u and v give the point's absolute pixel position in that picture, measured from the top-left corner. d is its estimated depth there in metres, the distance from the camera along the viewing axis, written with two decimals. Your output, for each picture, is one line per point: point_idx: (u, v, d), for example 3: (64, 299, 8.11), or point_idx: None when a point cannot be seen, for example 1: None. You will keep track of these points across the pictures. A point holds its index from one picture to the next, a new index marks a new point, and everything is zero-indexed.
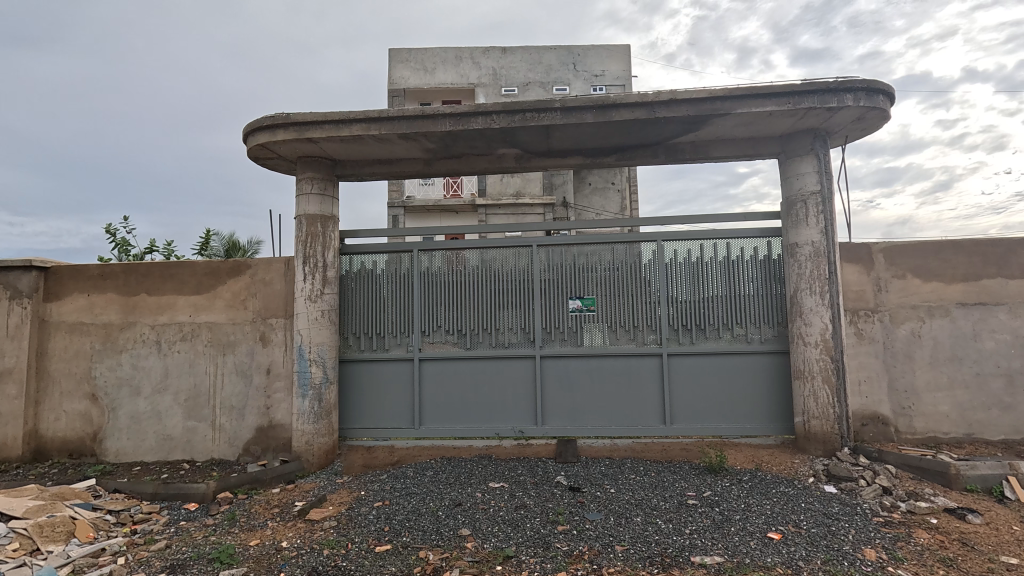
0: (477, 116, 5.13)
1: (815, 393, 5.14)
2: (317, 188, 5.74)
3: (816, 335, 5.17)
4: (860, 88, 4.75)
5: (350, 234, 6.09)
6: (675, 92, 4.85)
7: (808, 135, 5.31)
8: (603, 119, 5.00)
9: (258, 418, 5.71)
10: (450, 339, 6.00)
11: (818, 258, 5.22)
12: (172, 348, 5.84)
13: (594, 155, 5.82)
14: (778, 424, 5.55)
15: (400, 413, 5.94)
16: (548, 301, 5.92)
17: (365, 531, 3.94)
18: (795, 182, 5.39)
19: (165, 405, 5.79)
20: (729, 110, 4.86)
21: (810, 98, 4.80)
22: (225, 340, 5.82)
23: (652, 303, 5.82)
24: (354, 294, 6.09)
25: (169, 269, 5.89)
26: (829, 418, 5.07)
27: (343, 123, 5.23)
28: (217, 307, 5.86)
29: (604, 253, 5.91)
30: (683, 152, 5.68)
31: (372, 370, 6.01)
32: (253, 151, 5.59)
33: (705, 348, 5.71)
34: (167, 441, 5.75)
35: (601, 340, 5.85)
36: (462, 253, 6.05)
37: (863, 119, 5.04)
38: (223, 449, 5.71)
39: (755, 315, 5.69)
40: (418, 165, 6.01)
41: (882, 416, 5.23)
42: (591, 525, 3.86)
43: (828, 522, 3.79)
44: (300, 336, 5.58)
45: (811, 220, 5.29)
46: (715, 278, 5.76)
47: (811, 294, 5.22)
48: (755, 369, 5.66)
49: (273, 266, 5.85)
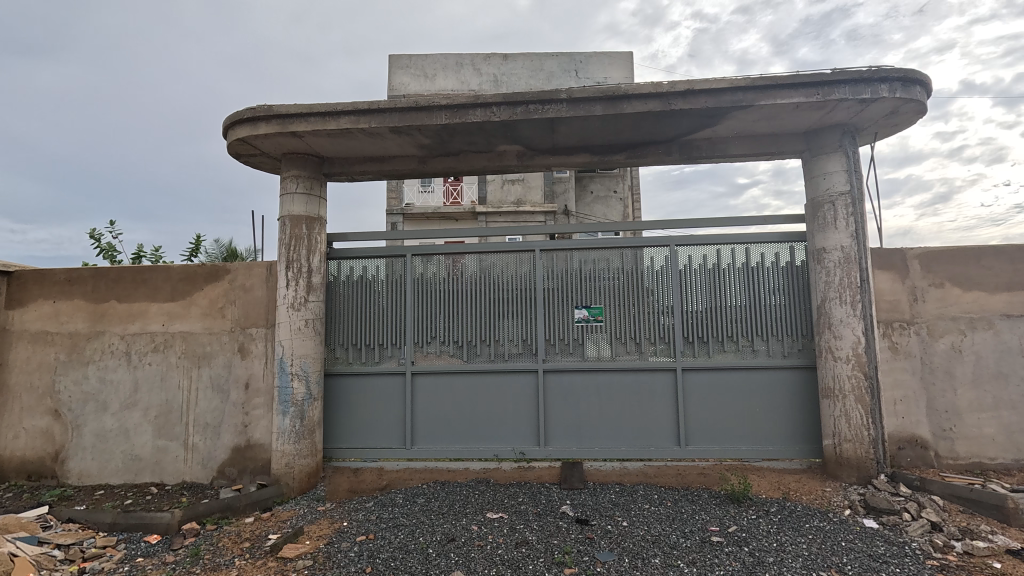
0: (476, 108, 4.70)
1: (848, 413, 4.65)
2: (302, 188, 5.31)
3: (847, 348, 4.70)
4: (896, 78, 4.31)
5: (339, 237, 5.66)
6: (693, 81, 4.41)
7: (835, 131, 4.88)
8: (613, 112, 4.58)
9: (234, 437, 5.23)
10: (446, 350, 5.53)
11: (849, 264, 4.76)
12: (143, 360, 5.37)
13: (601, 153, 5.40)
14: (804, 446, 5.07)
15: (389, 433, 5.46)
16: (551, 311, 5.45)
17: (344, 573, 3.45)
18: (822, 182, 4.94)
19: (134, 422, 5.31)
20: (751, 102, 4.43)
21: (841, 88, 4.36)
22: (201, 352, 5.35)
23: (663, 314, 5.36)
24: (343, 302, 5.64)
25: (141, 274, 5.43)
26: (863, 442, 4.58)
27: (330, 116, 4.80)
28: (192, 315, 5.39)
29: (612, 259, 5.45)
30: (699, 149, 5.26)
31: (360, 384, 5.54)
32: (233, 146, 5.17)
33: (723, 362, 5.24)
34: (134, 462, 5.26)
35: (609, 353, 5.37)
36: (459, 258, 5.60)
37: (898, 112, 4.60)
38: (196, 471, 5.22)
39: (778, 327, 5.22)
40: (413, 163, 5.58)
41: (921, 439, 4.74)
42: (603, 569, 3.37)
43: (876, 567, 3.32)
44: (282, 347, 5.12)
45: (840, 223, 4.83)
46: (734, 286, 5.31)
47: (841, 304, 4.75)
48: (778, 385, 5.18)
49: (254, 271, 5.40)
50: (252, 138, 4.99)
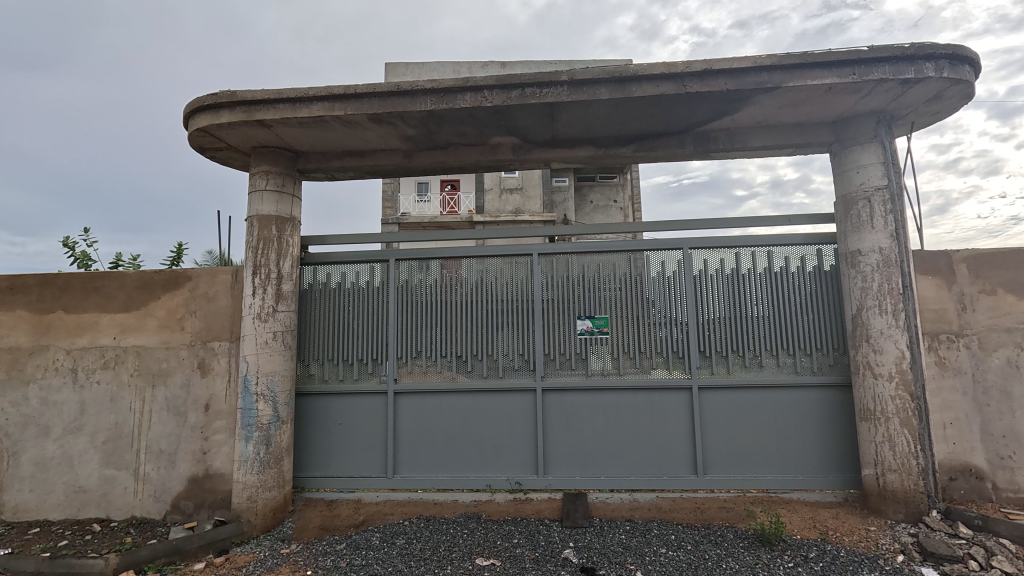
0: (465, 92, 4.16)
1: (891, 439, 4.04)
2: (272, 184, 4.75)
3: (889, 365, 4.10)
4: (943, 56, 3.77)
5: (315, 241, 5.10)
6: (711, 60, 3.87)
7: (869, 119, 4.35)
8: (620, 96, 4.04)
9: (191, 466, 4.61)
10: (434, 366, 4.93)
11: (889, 268, 4.18)
12: (90, 379, 4.76)
13: (606, 146, 4.85)
14: (839, 476, 4.47)
15: (370, 459, 4.85)
16: (551, 323, 4.87)
17: None
18: (855, 177, 4.39)
19: (79, 449, 4.69)
20: (777, 84, 3.90)
21: (880, 67, 3.83)
22: (156, 369, 4.75)
23: (676, 326, 4.78)
24: (319, 312, 5.06)
25: (91, 281, 4.84)
26: (911, 473, 3.96)
27: (300, 102, 4.26)
28: (148, 327, 4.80)
29: (619, 263, 4.88)
30: (715, 141, 4.71)
31: (336, 404, 4.94)
32: (195, 138, 4.63)
33: (745, 380, 4.64)
34: (79, 495, 4.63)
35: (616, 368, 4.77)
36: (450, 264, 5.03)
37: (942, 96, 4.06)
38: (147, 505, 4.59)
39: (806, 339, 4.64)
40: (397, 157, 5.02)
41: (975, 468, 4.14)
42: None
43: None
44: (246, 364, 4.52)
45: (876, 222, 4.26)
46: (756, 294, 4.75)
47: (881, 314, 4.17)
48: (807, 405, 4.58)
49: (217, 278, 4.82)
50: (215, 129, 4.45)
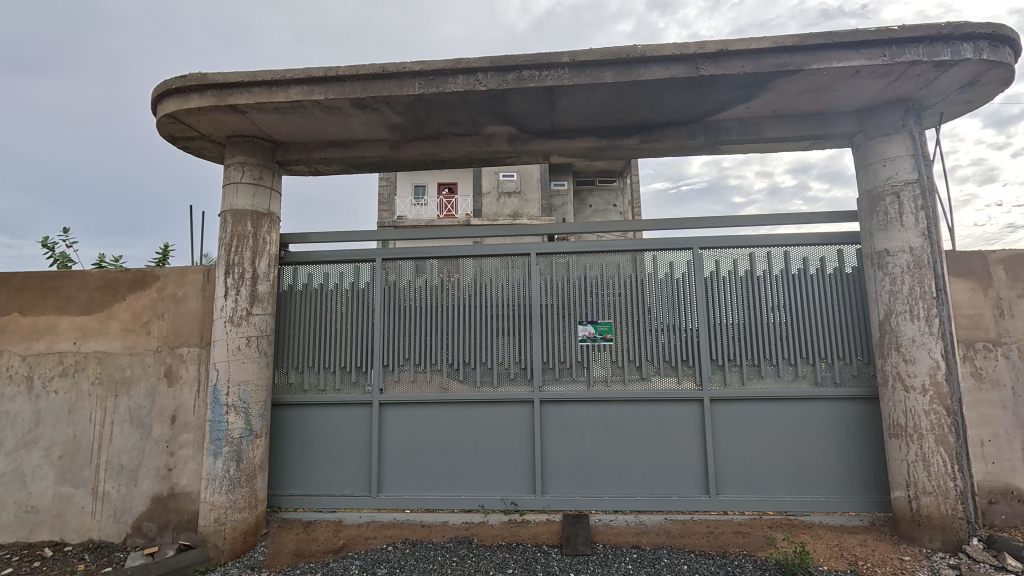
0: (457, 75, 3.80)
1: (925, 458, 3.66)
2: (248, 177, 4.38)
3: (922, 377, 3.72)
4: (982, 36, 3.43)
5: (296, 240, 4.73)
6: (727, 41, 3.53)
7: (896, 108, 4.00)
8: (627, 79, 3.69)
9: (155, 484, 4.21)
10: (422, 374, 4.54)
11: (921, 269, 3.81)
12: (47, 387, 4.36)
13: (610, 137, 4.48)
14: (862, 497, 4.09)
15: (352, 475, 4.45)
16: (551, 328, 4.49)
17: None
18: (881, 170, 4.03)
19: (32, 464, 4.28)
20: (799, 66, 3.55)
21: (913, 48, 3.48)
22: (119, 377, 4.35)
23: (686, 332, 4.40)
24: (298, 315, 4.67)
25: (51, 281, 4.45)
26: (948, 496, 3.58)
27: (276, 86, 3.89)
28: (111, 331, 4.41)
29: (623, 264, 4.51)
30: (728, 131, 4.34)
31: (316, 416, 4.54)
32: (164, 126, 4.25)
33: (761, 391, 4.25)
34: (32, 515, 4.22)
35: (620, 377, 4.39)
36: (442, 265, 4.65)
37: (978, 82, 3.71)
38: (106, 527, 4.18)
39: (826, 347, 4.26)
40: (384, 149, 4.65)
41: (1018, 491, 3.76)
42: None
43: None
44: (216, 372, 4.13)
45: (906, 219, 3.89)
46: (772, 298, 4.38)
47: (912, 320, 3.79)
48: (828, 420, 4.20)
49: (187, 278, 4.44)
50: (184, 115, 4.07)
